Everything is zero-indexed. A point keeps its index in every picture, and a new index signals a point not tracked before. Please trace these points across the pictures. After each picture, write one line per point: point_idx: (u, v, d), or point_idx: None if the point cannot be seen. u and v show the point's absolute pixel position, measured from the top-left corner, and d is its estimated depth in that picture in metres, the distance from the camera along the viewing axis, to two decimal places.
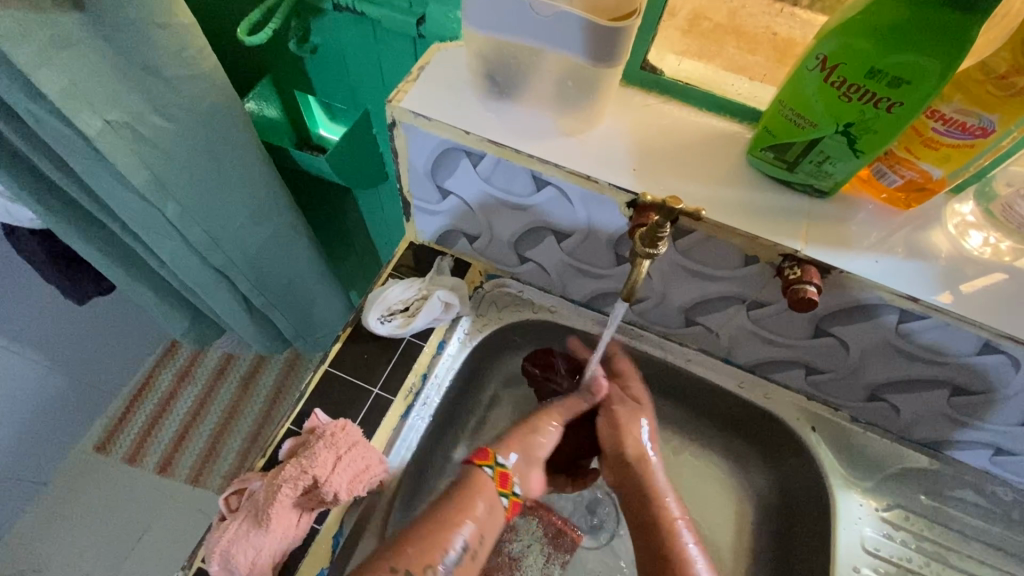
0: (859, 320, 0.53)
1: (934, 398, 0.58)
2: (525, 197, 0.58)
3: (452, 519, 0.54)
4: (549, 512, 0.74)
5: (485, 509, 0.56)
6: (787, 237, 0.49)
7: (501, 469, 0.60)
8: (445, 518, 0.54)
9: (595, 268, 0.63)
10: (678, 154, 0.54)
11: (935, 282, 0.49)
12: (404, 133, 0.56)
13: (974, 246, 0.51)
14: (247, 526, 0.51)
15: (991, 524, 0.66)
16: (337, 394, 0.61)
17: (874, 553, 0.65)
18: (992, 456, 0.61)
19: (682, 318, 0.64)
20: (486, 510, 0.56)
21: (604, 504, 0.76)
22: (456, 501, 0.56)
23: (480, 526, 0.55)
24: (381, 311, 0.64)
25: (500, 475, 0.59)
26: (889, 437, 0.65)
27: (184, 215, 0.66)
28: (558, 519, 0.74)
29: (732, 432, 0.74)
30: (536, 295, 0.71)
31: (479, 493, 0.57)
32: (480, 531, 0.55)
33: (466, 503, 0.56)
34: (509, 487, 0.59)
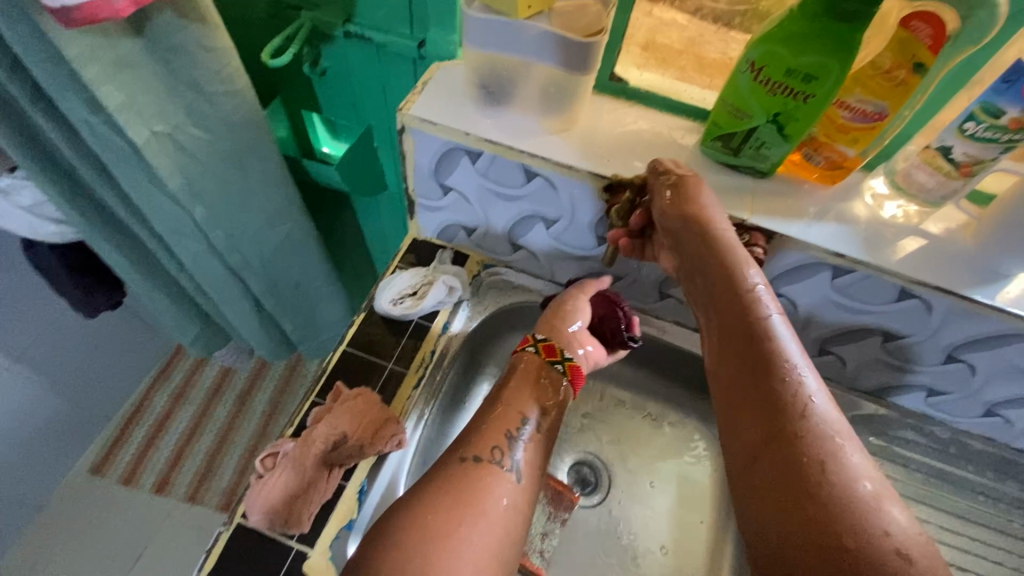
0: (803, 278, 0.63)
1: (872, 346, 0.68)
2: (516, 188, 0.67)
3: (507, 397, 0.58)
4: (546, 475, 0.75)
5: (541, 381, 0.60)
6: (737, 210, 0.60)
7: (545, 343, 0.63)
8: (508, 403, 0.58)
9: (579, 250, 0.72)
10: (644, 145, 0.64)
11: (858, 240, 0.59)
12: (412, 137, 0.65)
13: (890, 214, 0.61)
14: (283, 478, 0.58)
15: (945, 465, 0.73)
16: (354, 370, 0.69)
17: None
18: (927, 398, 0.72)
19: (657, 292, 0.74)
20: (544, 389, 0.60)
21: (597, 469, 0.81)
22: (520, 380, 0.60)
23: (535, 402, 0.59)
24: (392, 295, 0.73)
25: (546, 348, 0.63)
26: (841, 388, 0.75)
27: (211, 218, 0.73)
28: (556, 482, 0.75)
29: (706, 396, 0.82)
30: (527, 281, 0.80)
31: (531, 369, 0.61)
32: (540, 406, 0.59)
33: (520, 384, 0.60)
34: (559, 354, 0.62)
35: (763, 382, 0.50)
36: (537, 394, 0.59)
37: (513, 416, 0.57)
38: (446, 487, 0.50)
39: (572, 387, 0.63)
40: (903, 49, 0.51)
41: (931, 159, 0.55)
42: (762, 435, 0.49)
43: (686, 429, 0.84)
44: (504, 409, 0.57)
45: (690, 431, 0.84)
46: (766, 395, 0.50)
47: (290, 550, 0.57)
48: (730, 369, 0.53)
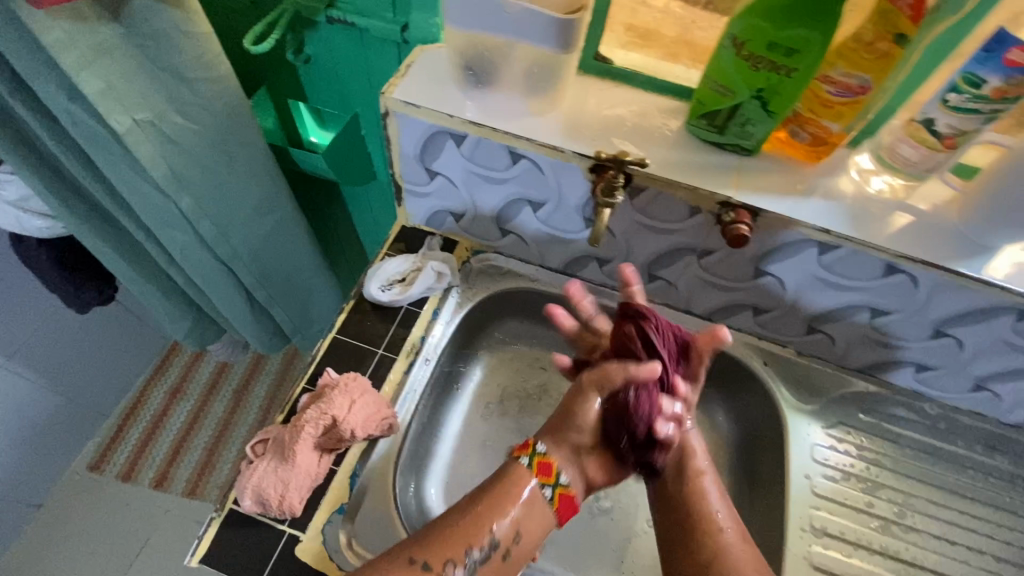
0: (789, 256, 0.63)
1: (860, 322, 0.68)
2: (502, 172, 0.67)
3: (485, 511, 0.53)
4: None
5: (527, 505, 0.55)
6: (722, 187, 0.60)
7: (539, 458, 0.57)
8: (481, 511, 0.53)
9: (567, 233, 0.72)
10: (629, 125, 0.64)
11: (844, 216, 0.59)
12: (396, 121, 0.65)
13: (875, 189, 0.61)
14: (276, 464, 0.58)
15: (936, 441, 0.73)
16: (345, 357, 0.69)
17: (824, 461, 0.71)
18: (917, 375, 0.72)
19: (646, 274, 0.74)
20: (525, 505, 0.55)
21: None
22: (503, 501, 0.54)
23: (518, 520, 0.54)
24: (381, 282, 0.73)
25: (539, 463, 0.57)
26: (832, 366, 0.75)
27: (198, 208, 0.73)
28: None
29: None
30: (517, 266, 0.80)
31: (517, 492, 0.55)
32: (517, 528, 0.54)
33: (501, 501, 0.54)
34: (553, 476, 0.57)
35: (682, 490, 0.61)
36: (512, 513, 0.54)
37: (482, 530, 0.52)
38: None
39: (558, 517, 0.57)
40: (884, 20, 0.51)
41: (915, 132, 0.55)
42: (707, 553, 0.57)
43: None
44: (474, 520, 0.53)
45: None
46: (683, 508, 0.60)
47: (282, 536, 0.58)
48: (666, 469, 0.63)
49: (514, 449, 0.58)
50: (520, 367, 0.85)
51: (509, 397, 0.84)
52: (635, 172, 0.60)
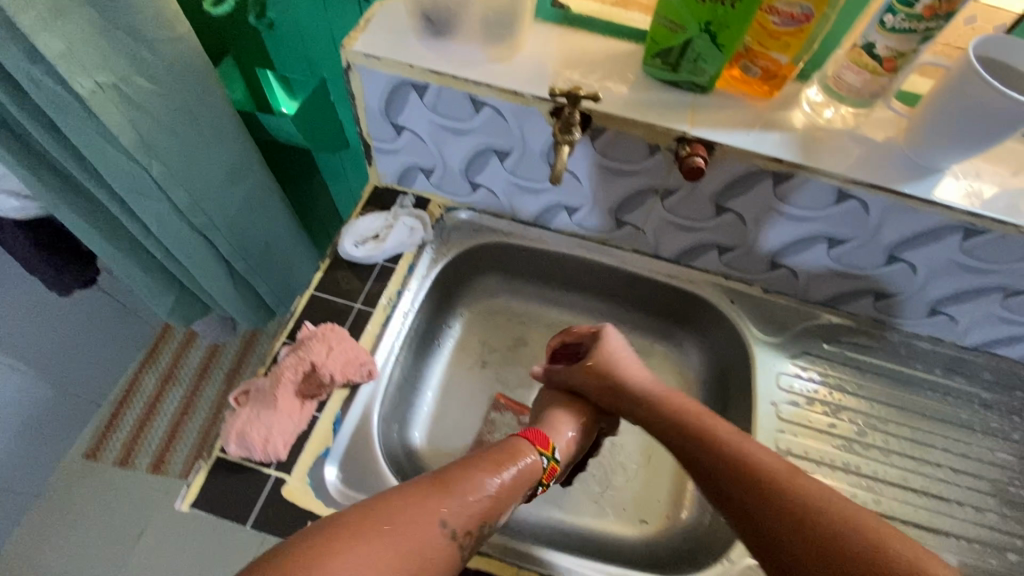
0: (747, 190, 0.65)
1: (819, 254, 0.71)
2: (466, 122, 0.68)
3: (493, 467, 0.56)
4: (498, 394, 0.82)
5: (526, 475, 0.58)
6: (677, 124, 0.62)
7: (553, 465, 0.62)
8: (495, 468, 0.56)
9: (534, 183, 0.74)
10: (589, 70, 0.65)
11: (796, 146, 0.62)
12: (359, 75, 0.66)
13: (827, 120, 0.64)
14: (258, 410, 0.61)
15: (900, 366, 0.76)
16: (323, 312, 0.71)
17: (789, 389, 0.74)
18: (876, 304, 0.75)
19: (613, 220, 0.76)
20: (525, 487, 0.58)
21: None
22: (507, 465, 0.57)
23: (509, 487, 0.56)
24: (354, 238, 0.74)
25: (551, 468, 0.62)
26: (796, 301, 0.78)
27: (169, 175, 0.74)
28: (510, 401, 0.82)
29: (670, 322, 0.85)
30: (489, 221, 0.82)
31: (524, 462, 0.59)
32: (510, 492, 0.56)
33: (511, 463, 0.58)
34: (552, 476, 0.62)
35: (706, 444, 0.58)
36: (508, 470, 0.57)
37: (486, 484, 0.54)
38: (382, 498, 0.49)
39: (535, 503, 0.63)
40: None
41: (858, 57, 0.57)
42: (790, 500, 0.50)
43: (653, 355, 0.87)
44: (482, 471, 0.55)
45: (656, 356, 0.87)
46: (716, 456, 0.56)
47: (269, 477, 0.60)
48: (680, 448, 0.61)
49: (529, 436, 0.63)
50: (498, 321, 0.88)
51: (489, 349, 0.86)
52: (590, 115, 0.62)
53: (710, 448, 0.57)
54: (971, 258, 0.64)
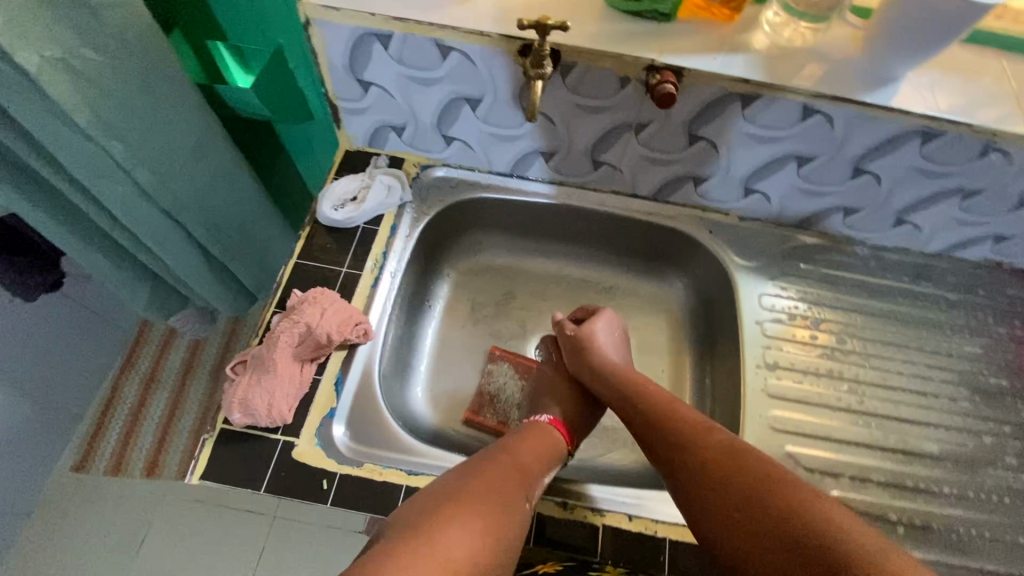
0: (718, 116, 0.67)
1: (789, 174, 0.73)
2: (433, 71, 0.67)
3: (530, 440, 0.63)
4: (493, 346, 0.82)
5: (557, 445, 0.65)
6: (645, 51, 0.62)
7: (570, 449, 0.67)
8: (531, 443, 0.63)
9: (508, 129, 0.74)
10: (551, 8, 0.65)
11: (762, 65, 0.63)
12: (319, 29, 0.65)
13: (786, 38, 0.65)
14: (258, 376, 0.60)
15: (872, 277, 0.80)
16: (310, 278, 0.70)
17: (772, 308, 0.76)
18: (845, 219, 0.78)
19: (590, 161, 0.77)
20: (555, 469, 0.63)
21: None
22: (546, 439, 0.64)
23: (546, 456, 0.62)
24: (333, 202, 0.74)
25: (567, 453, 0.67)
26: (771, 225, 0.81)
27: (130, 154, 0.71)
28: (506, 352, 0.82)
29: (653, 260, 0.87)
30: (465, 175, 0.81)
31: (551, 436, 0.65)
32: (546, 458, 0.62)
33: (543, 438, 0.64)
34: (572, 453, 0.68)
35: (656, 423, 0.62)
36: (540, 440, 0.64)
37: (527, 453, 0.61)
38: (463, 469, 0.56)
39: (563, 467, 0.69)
40: None
41: None
42: (768, 501, 0.48)
43: (638, 294, 0.89)
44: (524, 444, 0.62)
45: (641, 295, 0.89)
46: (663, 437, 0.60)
47: (277, 443, 0.59)
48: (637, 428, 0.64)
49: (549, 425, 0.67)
50: (486, 277, 0.88)
51: (479, 305, 0.87)
52: (559, 52, 0.62)
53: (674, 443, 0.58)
54: (931, 162, 0.67)
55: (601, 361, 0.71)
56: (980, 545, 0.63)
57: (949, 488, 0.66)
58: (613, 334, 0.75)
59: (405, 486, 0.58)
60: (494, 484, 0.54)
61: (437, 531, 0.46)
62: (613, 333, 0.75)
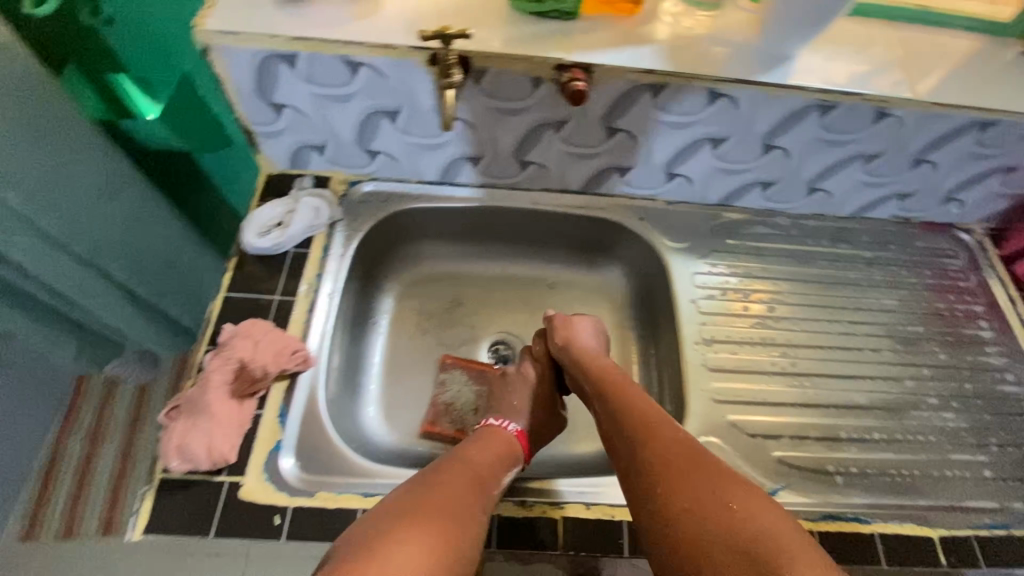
0: (630, 107, 0.69)
1: (706, 156, 0.76)
2: (347, 87, 0.66)
3: (490, 445, 0.64)
4: (445, 355, 0.82)
5: (513, 447, 0.66)
6: (552, 51, 0.63)
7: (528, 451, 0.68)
8: (492, 445, 0.64)
9: (431, 138, 0.73)
10: (458, 13, 0.65)
11: (665, 55, 0.65)
12: (220, 56, 0.63)
13: (685, 27, 0.68)
14: (195, 419, 0.58)
15: (794, 245, 0.84)
16: (242, 311, 0.68)
17: (705, 286, 0.79)
18: (763, 194, 0.82)
19: (517, 162, 0.78)
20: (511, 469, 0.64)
21: (501, 350, 0.86)
22: (507, 445, 0.65)
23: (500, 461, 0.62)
24: (257, 229, 0.71)
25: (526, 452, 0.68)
26: (696, 205, 0.84)
27: (29, 200, 0.62)
28: (458, 359, 0.82)
29: (591, 251, 0.88)
30: (395, 188, 0.81)
31: (507, 437, 0.66)
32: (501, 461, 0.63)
33: (503, 440, 0.66)
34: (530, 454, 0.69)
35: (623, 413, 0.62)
36: (495, 448, 0.64)
37: (481, 457, 0.61)
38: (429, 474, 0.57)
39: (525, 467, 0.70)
40: None
41: None
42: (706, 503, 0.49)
43: (582, 285, 0.89)
44: (485, 448, 0.63)
45: (585, 286, 0.90)
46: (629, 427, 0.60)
47: (221, 486, 0.57)
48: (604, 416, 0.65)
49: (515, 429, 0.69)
50: (428, 287, 0.88)
51: (425, 315, 0.86)
52: (468, 59, 0.63)
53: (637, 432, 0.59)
54: (831, 132, 0.71)
55: (585, 354, 0.73)
56: (914, 484, 0.67)
57: (880, 434, 0.70)
58: (597, 334, 0.77)
59: (361, 509, 0.57)
60: (444, 498, 0.53)
61: (380, 550, 0.46)
62: (591, 328, 0.77)
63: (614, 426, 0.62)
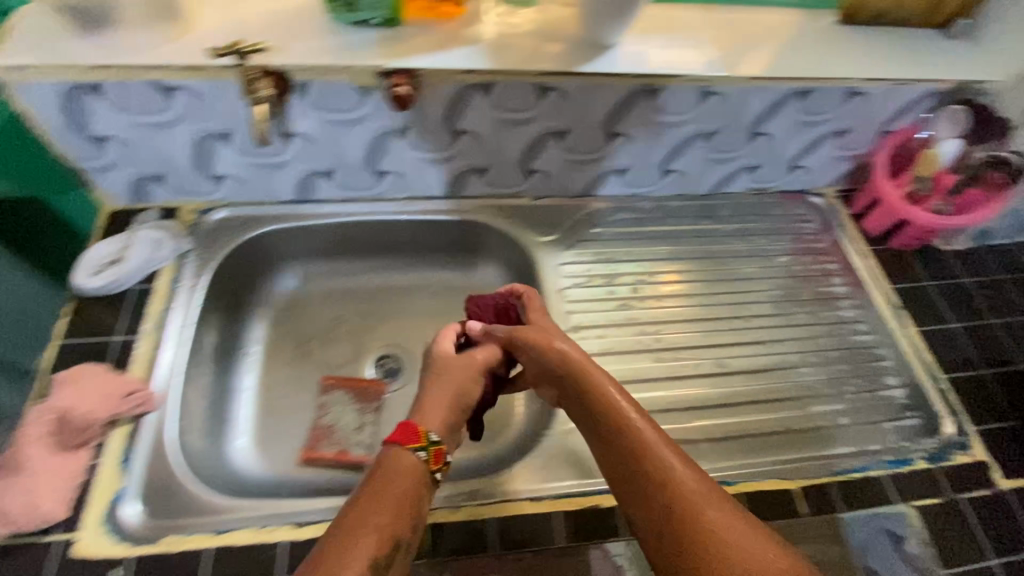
0: (466, 107, 0.69)
1: (555, 149, 0.77)
2: (168, 112, 0.64)
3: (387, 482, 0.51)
4: (325, 377, 0.80)
5: (410, 480, 0.52)
6: (371, 58, 0.63)
7: (435, 448, 0.55)
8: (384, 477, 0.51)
9: (274, 157, 0.72)
10: (275, 30, 0.65)
11: (488, 53, 0.66)
12: (21, 92, 0.60)
13: (508, 25, 0.69)
14: (12, 478, 0.54)
15: (657, 226, 0.86)
16: (77, 357, 0.65)
17: (572, 275, 0.80)
18: (620, 180, 0.84)
19: (371, 173, 0.77)
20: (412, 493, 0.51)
21: (388, 364, 0.83)
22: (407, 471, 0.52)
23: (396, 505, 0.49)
24: (89, 269, 0.68)
25: (436, 455, 0.55)
26: (560, 198, 0.86)
27: None
28: (339, 379, 0.80)
29: (467, 254, 0.88)
30: (251, 212, 0.79)
31: (406, 465, 0.53)
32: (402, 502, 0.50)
33: (395, 470, 0.52)
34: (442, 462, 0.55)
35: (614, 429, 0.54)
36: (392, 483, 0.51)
37: (379, 502, 0.49)
38: (390, 483, 0.51)
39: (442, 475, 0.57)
40: None
41: None
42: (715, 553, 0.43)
43: (465, 288, 0.88)
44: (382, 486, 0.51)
45: (469, 289, 0.88)
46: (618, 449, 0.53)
47: (48, 547, 0.53)
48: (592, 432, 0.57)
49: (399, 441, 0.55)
50: (304, 309, 0.85)
51: (303, 338, 0.83)
52: (285, 75, 0.62)
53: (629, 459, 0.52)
54: (665, 113, 0.74)
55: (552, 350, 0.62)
56: (779, 441, 0.69)
57: (744, 397, 0.73)
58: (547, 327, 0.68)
59: (206, 548, 0.55)
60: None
61: None
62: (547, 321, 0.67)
63: (603, 447, 0.54)
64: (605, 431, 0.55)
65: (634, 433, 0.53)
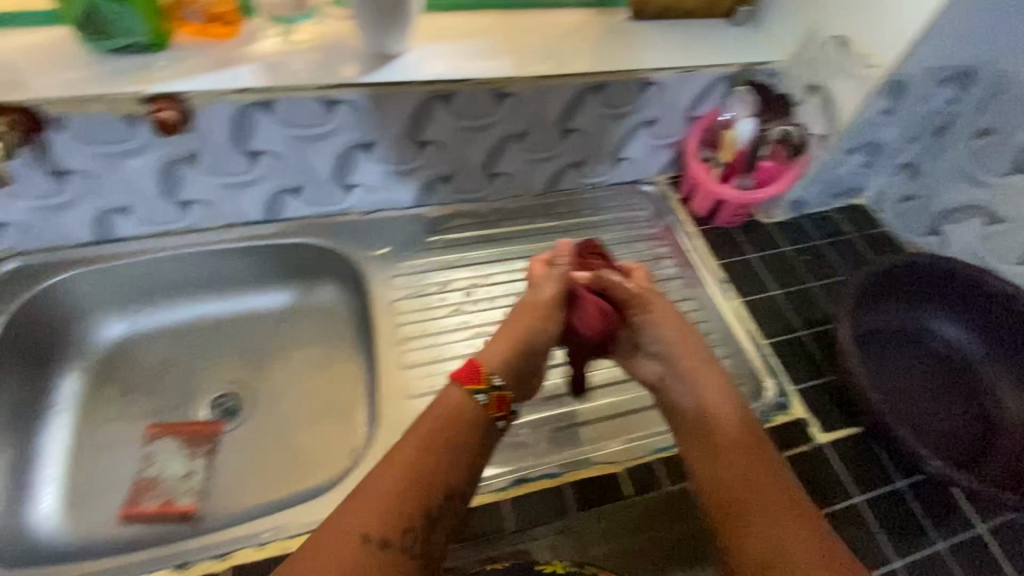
0: (251, 127, 0.67)
1: (367, 161, 0.76)
2: None
3: (432, 418, 0.55)
4: (150, 426, 0.75)
5: (467, 412, 0.56)
6: (127, 85, 0.61)
7: (496, 393, 0.58)
8: (422, 430, 0.54)
9: (54, 197, 0.68)
10: (20, 65, 0.62)
11: (261, 71, 0.65)
12: None
13: (284, 42, 0.69)
14: None
15: (493, 229, 0.87)
16: None
17: (402, 287, 0.80)
18: (448, 187, 0.84)
19: (173, 204, 0.74)
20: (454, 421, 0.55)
21: (226, 404, 0.79)
22: (453, 419, 0.55)
23: (444, 437, 0.54)
24: None
25: (495, 399, 0.58)
26: (391, 210, 0.85)
27: None
28: (168, 427, 0.76)
29: (305, 278, 0.85)
30: (47, 259, 0.73)
31: (460, 403, 0.56)
32: (433, 444, 0.53)
33: (446, 410, 0.56)
34: (496, 405, 0.58)
35: (733, 441, 0.59)
36: (443, 413, 0.56)
37: (415, 447, 0.53)
38: (447, 417, 0.55)
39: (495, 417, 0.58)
40: None
41: None
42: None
43: (305, 314, 0.85)
44: (421, 420, 0.55)
45: (310, 315, 0.85)
46: (732, 467, 0.57)
47: None
48: (696, 455, 0.60)
49: (460, 377, 0.58)
50: (129, 357, 0.79)
51: (127, 387, 0.78)
52: (32, 111, 0.60)
53: (743, 478, 0.55)
54: (466, 117, 0.74)
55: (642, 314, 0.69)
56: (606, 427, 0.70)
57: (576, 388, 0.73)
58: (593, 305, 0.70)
59: None
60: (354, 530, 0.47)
61: None
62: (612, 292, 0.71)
63: (712, 464, 0.58)
64: (708, 451, 0.59)
65: (734, 451, 0.58)
